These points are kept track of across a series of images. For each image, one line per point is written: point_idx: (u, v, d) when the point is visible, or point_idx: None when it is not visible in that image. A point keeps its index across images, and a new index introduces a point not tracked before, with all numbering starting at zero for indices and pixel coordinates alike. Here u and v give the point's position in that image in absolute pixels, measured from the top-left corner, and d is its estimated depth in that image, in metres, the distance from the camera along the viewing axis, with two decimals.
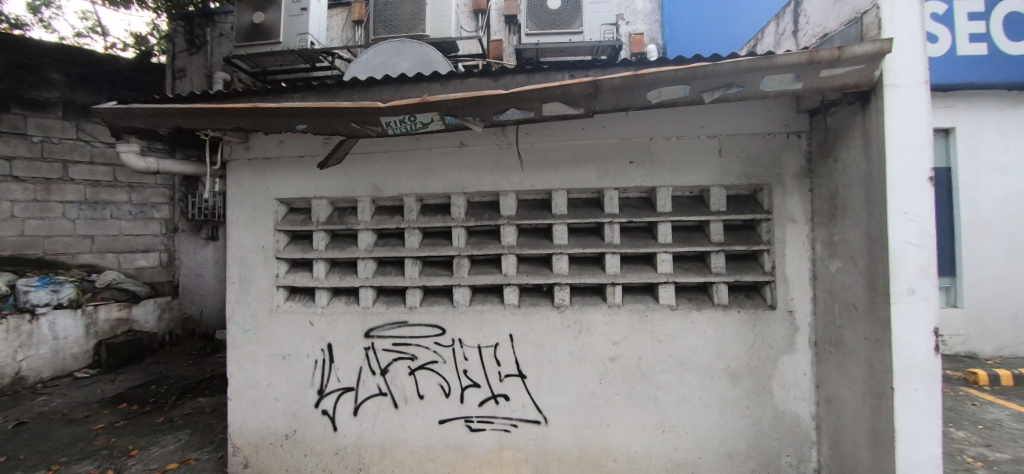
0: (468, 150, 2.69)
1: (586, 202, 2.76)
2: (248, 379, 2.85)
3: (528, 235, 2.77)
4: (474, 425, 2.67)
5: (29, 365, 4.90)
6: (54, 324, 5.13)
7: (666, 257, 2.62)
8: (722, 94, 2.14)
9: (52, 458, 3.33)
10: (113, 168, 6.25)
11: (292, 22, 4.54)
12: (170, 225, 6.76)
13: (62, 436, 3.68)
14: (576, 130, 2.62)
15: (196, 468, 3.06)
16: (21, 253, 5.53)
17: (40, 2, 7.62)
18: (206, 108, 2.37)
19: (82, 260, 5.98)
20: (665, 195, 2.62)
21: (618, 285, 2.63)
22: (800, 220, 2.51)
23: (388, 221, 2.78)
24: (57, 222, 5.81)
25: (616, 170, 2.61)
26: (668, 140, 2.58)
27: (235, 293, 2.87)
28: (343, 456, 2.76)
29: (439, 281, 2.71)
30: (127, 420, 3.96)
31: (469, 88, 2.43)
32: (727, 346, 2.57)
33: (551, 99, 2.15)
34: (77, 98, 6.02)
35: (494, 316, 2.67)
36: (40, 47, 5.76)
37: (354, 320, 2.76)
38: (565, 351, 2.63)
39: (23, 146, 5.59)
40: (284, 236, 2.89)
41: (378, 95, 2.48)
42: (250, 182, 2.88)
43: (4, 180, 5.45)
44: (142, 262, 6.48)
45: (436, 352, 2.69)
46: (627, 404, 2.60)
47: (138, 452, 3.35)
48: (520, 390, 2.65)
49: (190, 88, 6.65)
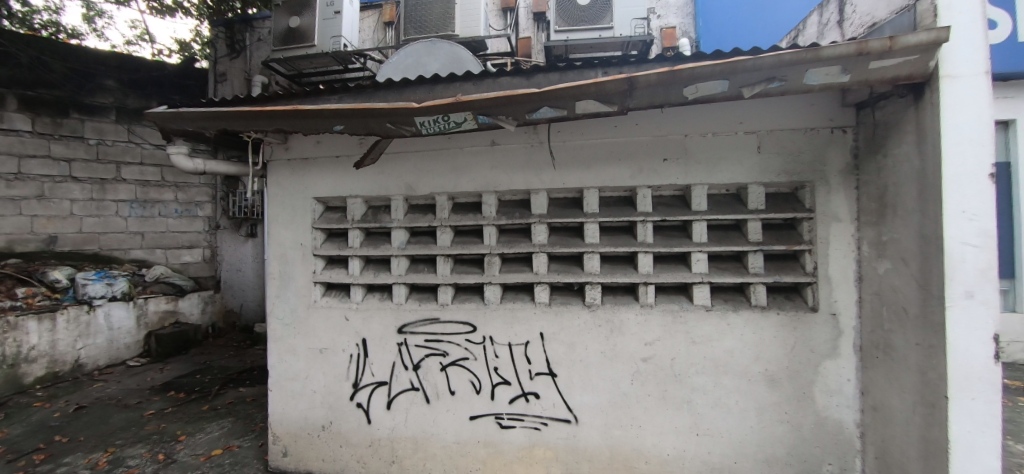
0: (500, 149, 2.70)
1: (618, 200, 2.72)
2: (288, 371, 2.96)
3: (559, 233, 2.76)
4: (505, 423, 2.69)
5: (87, 353, 5.24)
6: (109, 315, 5.44)
7: (700, 256, 2.56)
8: (762, 89, 2.07)
9: (110, 440, 3.56)
10: (161, 169, 6.60)
11: (326, 25, 4.65)
12: (213, 222, 7.08)
13: (118, 420, 3.92)
14: (608, 127, 2.59)
15: (239, 456, 3.21)
16: (80, 248, 5.92)
17: (94, 13, 8.13)
18: (250, 111, 2.47)
19: (134, 255, 6.35)
20: (701, 193, 2.55)
21: (651, 285, 2.59)
22: (845, 219, 2.39)
23: (421, 220, 2.82)
24: (111, 219, 6.18)
25: (650, 168, 2.57)
26: (703, 136, 2.51)
27: (275, 289, 2.98)
28: (376, 449, 2.83)
29: (470, 279, 2.74)
30: (175, 407, 4.19)
31: (501, 87, 2.44)
32: (765, 348, 2.49)
33: (585, 96, 2.13)
34: (128, 102, 6.39)
35: (525, 314, 2.67)
36: (95, 55, 6.13)
37: (388, 316, 2.82)
38: (597, 351, 2.61)
39: (81, 149, 5.97)
40: (321, 233, 2.97)
41: (412, 96, 2.52)
42: (289, 182, 2.98)
43: (65, 181, 5.84)
44: (187, 258, 6.82)
45: (467, 349, 2.72)
46: (660, 406, 2.56)
47: (186, 438, 3.53)
48: (551, 389, 2.65)
49: (230, 91, 6.92)
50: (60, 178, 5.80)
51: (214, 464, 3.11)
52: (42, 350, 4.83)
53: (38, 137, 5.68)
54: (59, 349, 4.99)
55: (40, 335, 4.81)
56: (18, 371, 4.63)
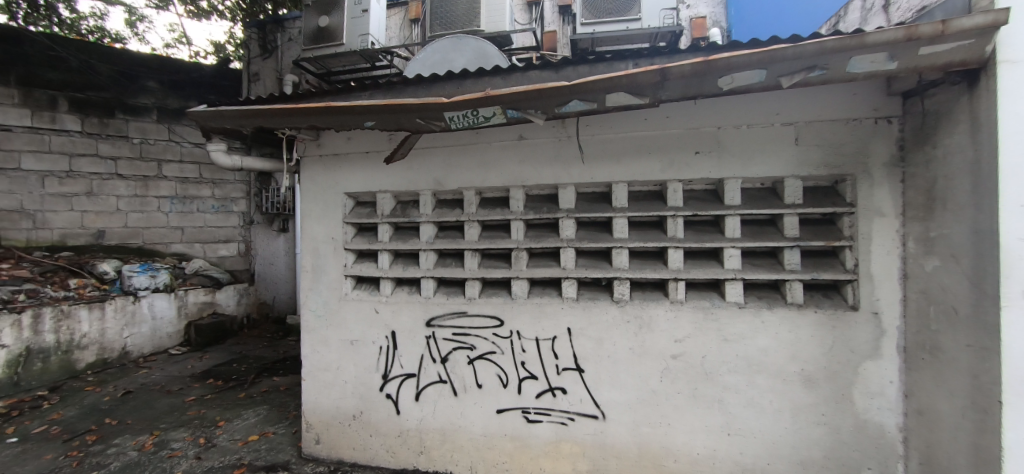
0: (527, 143, 2.69)
1: (648, 194, 2.67)
2: (320, 361, 3.04)
3: (586, 228, 2.73)
4: (532, 417, 2.69)
5: (133, 341, 5.52)
6: (152, 305, 5.71)
7: (733, 252, 2.49)
8: (803, 78, 1.99)
9: (155, 424, 3.76)
10: (199, 166, 6.86)
11: (354, 24, 4.73)
12: (247, 217, 7.31)
13: (162, 405, 4.13)
14: (638, 120, 2.54)
15: (275, 442, 3.33)
16: (125, 242, 6.25)
17: (136, 17, 8.51)
18: (285, 108, 2.54)
19: (174, 249, 6.65)
20: (735, 187, 2.48)
21: (681, 281, 2.54)
22: (890, 214, 2.28)
23: (449, 214, 2.85)
24: (154, 215, 6.48)
25: (681, 161, 2.51)
26: (737, 129, 2.44)
27: (309, 282, 3.07)
28: (405, 439, 2.89)
29: (498, 274, 2.75)
30: (214, 394, 4.37)
31: (530, 81, 2.42)
32: (802, 348, 2.41)
33: (615, 89, 2.10)
34: (169, 103, 6.66)
35: (552, 309, 2.67)
36: (138, 58, 6.42)
37: (416, 310, 2.86)
38: (626, 347, 2.58)
39: (125, 147, 6.28)
40: (352, 228, 3.03)
41: (441, 91, 2.54)
42: (322, 177, 3.05)
43: (111, 178, 6.16)
44: (224, 252, 7.08)
45: (494, 342, 2.74)
46: (690, 404, 2.51)
47: (225, 424, 3.69)
48: (578, 384, 2.63)
49: (263, 90, 7.12)
50: (107, 176, 6.13)
51: (252, 449, 3.24)
52: (93, 338, 5.12)
53: (87, 137, 6.01)
54: (108, 337, 5.27)
55: (90, 323, 5.09)
56: (71, 357, 4.92)
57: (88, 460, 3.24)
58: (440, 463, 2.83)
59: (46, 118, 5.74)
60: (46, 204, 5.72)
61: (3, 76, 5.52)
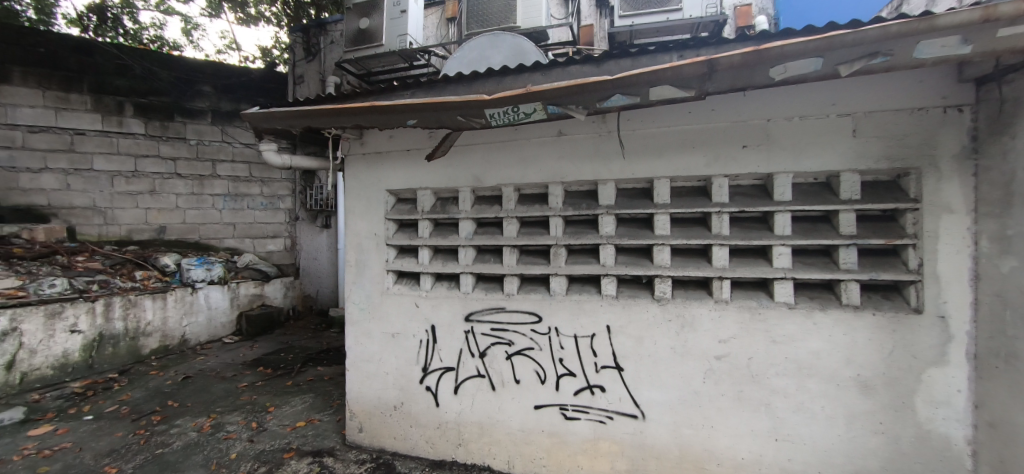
0: (567, 139, 2.67)
1: (691, 190, 2.60)
2: (364, 353, 3.15)
3: (626, 225, 2.69)
4: (570, 414, 2.69)
5: (191, 329, 5.90)
6: (208, 296, 6.08)
7: (783, 250, 2.38)
8: (863, 65, 1.88)
9: (212, 407, 4.01)
10: (249, 165, 7.23)
11: (393, 24, 4.85)
12: (293, 214, 7.63)
13: (218, 390, 4.40)
14: (681, 114, 2.47)
15: (320, 428, 3.48)
16: (184, 237, 6.68)
17: (191, 26, 9.04)
18: (331, 109, 2.63)
19: (227, 244, 7.04)
20: (785, 182, 2.37)
21: (726, 280, 2.45)
22: (960, 211, 2.11)
23: (488, 211, 2.87)
24: (208, 212, 6.89)
25: (727, 156, 2.43)
26: (789, 121, 2.32)
27: (352, 276, 3.18)
28: (444, 431, 2.95)
29: (536, 270, 2.75)
30: (264, 381, 4.61)
31: (570, 76, 2.42)
32: (858, 352, 2.28)
33: (660, 82, 2.05)
34: (222, 105, 7.04)
35: (592, 307, 2.65)
36: (194, 65, 6.83)
37: (456, 304, 2.91)
38: (667, 346, 2.52)
39: (183, 148, 6.70)
40: (393, 224, 3.12)
41: (481, 88, 2.56)
42: (365, 174, 3.15)
43: (171, 178, 6.60)
44: (271, 247, 7.44)
45: (532, 339, 2.74)
46: (735, 407, 2.43)
47: (275, 410, 3.88)
48: (617, 382, 2.60)
49: (307, 92, 7.49)
50: (168, 175, 6.58)
51: (299, 434, 3.39)
52: (156, 325, 5.49)
53: (150, 139, 6.46)
54: (170, 326, 5.65)
55: (154, 312, 5.46)
56: (137, 343, 5.31)
57: (154, 438, 3.49)
58: (477, 456, 2.88)
59: (114, 122, 6.23)
60: (115, 202, 6.21)
61: (78, 84, 6.02)
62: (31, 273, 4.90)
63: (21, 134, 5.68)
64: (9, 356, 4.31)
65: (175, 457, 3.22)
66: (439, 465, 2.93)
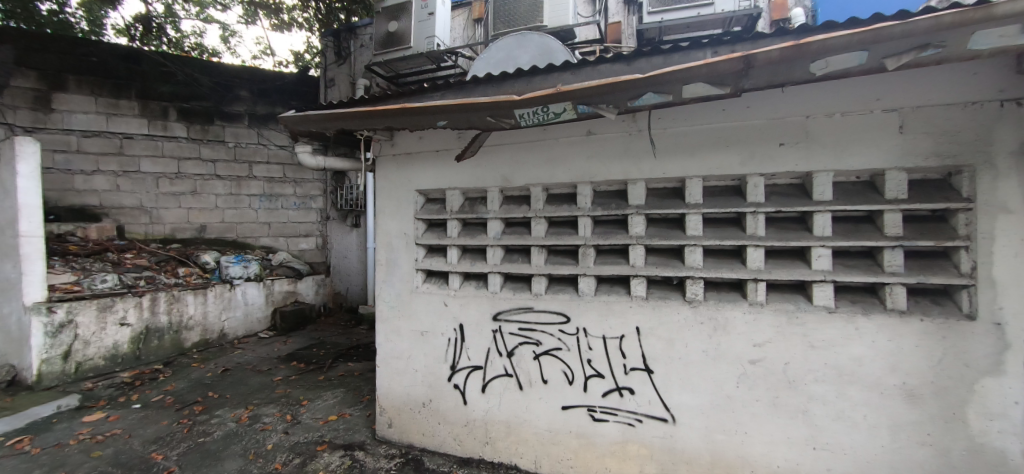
0: (596, 138, 2.65)
1: (724, 189, 2.54)
2: (393, 350, 3.21)
3: (656, 225, 2.65)
4: (598, 415, 2.67)
5: (229, 324, 6.16)
6: (245, 292, 6.33)
7: (823, 252, 2.29)
8: (912, 58, 1.79)
9: (249, 399, 4.17)
10: (283, 167, 7.49)
11: (421, 27, 4.92)
12: (324, 213, 7.85)
13: (254, 383, 4.58)
14: (714, 111, 2.42)
15: (351, 423, 3.57)
16: (223, 236, 6.98)
17: (229, 34, 9.44)
18: (364, 111, 2.69)
19: (262, 242, 7.31)
20: (825, 181, 2.28)
21: (761, 282, 2.38)
22: (1019, 211, 1.98)
23: (516, 211, 2.88)
24: (245, 211, 7.17)
25: (762, 154, 2.35)
26: (829, 117, 2.23)
27: (383, 275, 3.25)
28: (471, 429, 2.98)
29: (565, 271, 2.74)
30: (298, 375, 4.76)
31: (600, 75, 2.40)
32: (904, 359, 2.17)
33: (694, 79, 2.00)
34: (257, 109, 7.32)
35: (621, 308, 2.62)
36: (232, 70, 7.14)
37: (484, 304, 2.93)
38: (699, 349, 2.47)
39: (222, 150, 7.00)
40: (422, 224, 3.17)
41: (511, 89, 2.57)
42: (395, 175, 3.21)
43: (210, 179, 6.91)
44: (304, 245, 7.68)
45: (560, 339, 2.74)
46: (770, 413, 2.36)
47: (308, 403, 4.01)
48: (646, 385, 2.57)
49: (338, 95, 7.63)
50: (208, 177, 6.89)
51: (332, 428, 3.49)
52: (197, 320, 5.75)
53: (191, 142, 6.77)
54: (210, 320, 5.91)
55: (196, 307, 5.73)
56: (180, 336, 5.57)
57: (196, 428, 3.67)
58: (504, 455, 2.89)
59: (159, 126, 6.57)
60: (160, 202, 6.54)
61: (126, 91, 6.37)
62: (85, 269, 5.21)
63: (76, 138, 6.05)
64: (66, 347, 4.53)
65: (215, 446, 3.36)
66: (466, 463, 2.96)
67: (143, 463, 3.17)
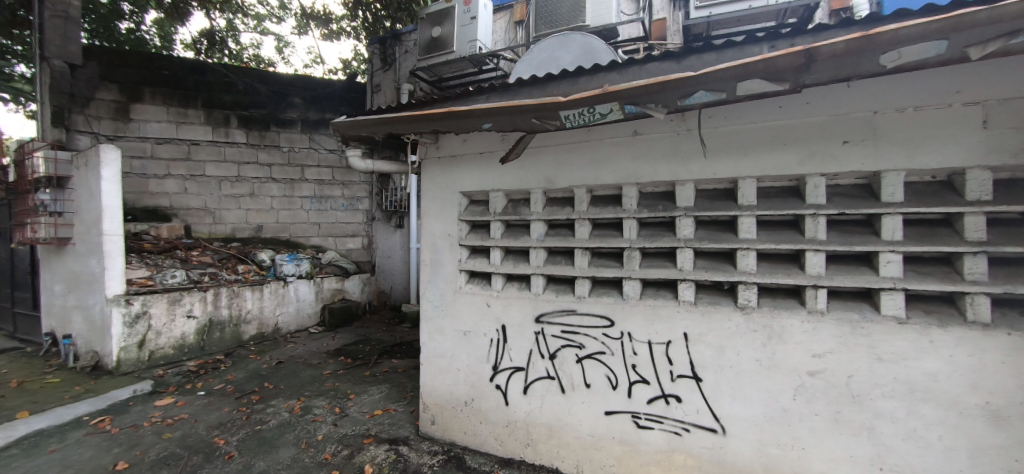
0: (642, 139, 2.59)
1: (781, 191, 2.41)
2: (437, 349, 3.28)
3: (706, 227, 2.56)
4: (643, 422, 2.61)
5: (283, 319, 6.51)
6: (297, 289, 6.68)
7: (892, 257, 2.12)
8: (999, 46, 1.63)
9: (302, 391, 4.39)
10: (332, 170, 7.84)
11: (464, 31, 5.02)
12: (370, 214, 8.14)
13: (306, 375, 4.82)
14: (770, 109, 2.30)
15: (396, 418, 3.68)
16: (277, 235, 7.39)
17: (283, 44, 10.02)
18: (411, 115, 2.77)
19: (313, 242, 7.69)
20: (895, 181, 2.11)
21: (822, 289, 2.24)
22: None
23: (559, 213, 2.87)
24: (298, 212, 7.57)
25: (823, 153, 2.22)
26: (900, 112, 2.07)
27: (427, 275, 3.33)
28: (513, 429, 2.99)
29: (609, 273, 2.70)
30: (345, 370, 4.97)
31: (648, 73, 2.35)
32: (988, 376, 1.97)
33: (749, 76, 1.92)
34: (309, 115, 7.72)
35: (667, 312, 2.55)
36: (286, 79, 7.58)
37: (527, 305, 2.94)
38: (752, 358, 2.36)
39: (277, 155, 7.42)
40: (466, 225, 3.21)
41: (556, 90, 2.57)
42: (440, 177, 3.29)
43: (266, 181, 7.34)
44: (351, 245, 8.00)
45: (604, 343, 2.70)
46: (831, 429, 2.22)
47: (355, 397, 4.17)
48: (694, 393, 2.48)
49: (383, 100, 7.89)
50: (264, 180, 7.33)
51: (377, 422, 3.62)
52: (255, 314, 6.12)
53: (250, 147, 7.23)
54: (266, 314, 6.27)
55: (253, 302, 6.09)
56: (240, 329, 5.94)
57: (254, 416, 3.90)
58: (546, 458, 2.89)
59: (222, 133, 7.06)
60: (223, 204, 7.02)
61: (193, 101, 6.90)
62: (157, 265, 5.67)
63: (151, 145, 6.62)
64: (141, 336, 4.94)
65: (271, 434, 3.56)
66: (508, 463, 2.98)
67: (207, 446, 3.41)
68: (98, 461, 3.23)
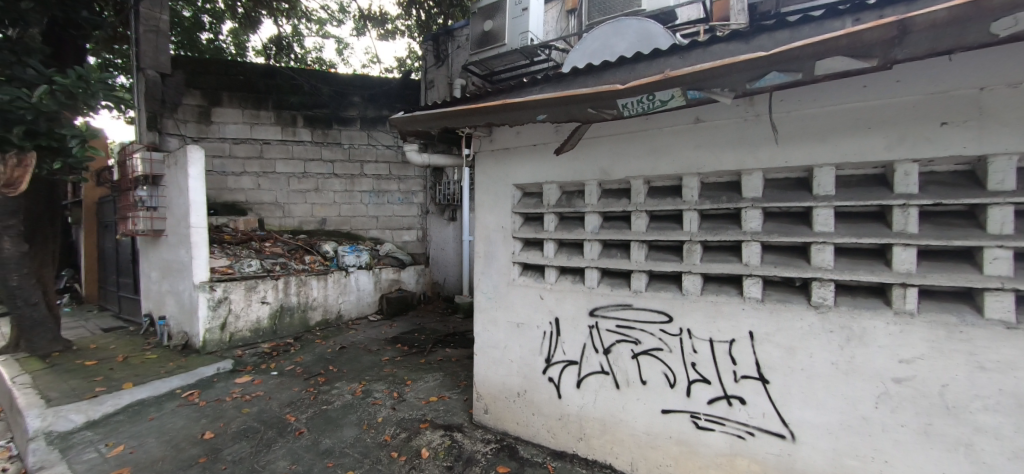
0: (705, 126, 2.46)
1: (864, 179, 2.19)
2: (490, 339, 3.34)
3: (775, 219, 2.39)
4: (702, 423, 2.50)
5: (345, 306, 6.90)
6: (358, 279, 7.06)
7: (999, 254, 1.86)
8: None
9: (363, 375, 4.65)
10: (389, 165, 8.15)
11: (515, 23, 5.01)
12: (424, 207, 8.39)
13: (366, 361, 5.09)
14: (852, 89, 2.09)
15: (450, 405, 3.80)
16: (339, 228, 7.83)
17: (342, 46, 10.55)
18: (465, 109, 2.80)
19: (372, 234, 8.07)
20: (1006, 166, 1.84)
21: (911, 288, 2.02)
22: None
23: (615, 205, 2.81)
24: (358, 206, 7.96)
25: (915, 137, 1.98)
26: (1014, 88, 1.79)
27: (481, 266, 3.38)
28: (566, 423, 2.99)
29: (667, 267, 2.61)
30: (403, 357, 5.19)
31: (713, 56, 2.22)
32: None
33: (830, 54, 1.74)
34: (367, 113, 8.07)
35: (731, 309, 2.42)
36: (347, 80, 8.01)
37: (580, 298, 2.91)
38: (827, 361, 2.19)
39: (338, 151, 7.83)
40: (519, 217, 3.22)
41: (612, 78, 2.50)
42: (494, 170, 3.32)
43: (329, 177, 7.78)
44: (407, 237, 8.31)
45: (661, 339, 2.61)
46: (919, 442, 2.01)
47: (412, 383, 4.35)
48: (760, 395, 2.35)
49: (436, 96, 8.10)
50: (328, 175, 7.77)
51: (432, 408, 3.75)
52: (320, 301, 6.53)
53: (314, 145, 7.70)
54: (330, 302, 6.68)
55: (319, 290, 6.50)
56: (307, 315, 6.37)
57: (320, 396, 4.19)
58: (599, 453, 2.86)
59: (290, 132, 7.57)
60: (291, 198, 7.54)
61: (265, 103, 7.45)
62: (236, 255, 6.22)
63: (228, 145, 7.24)
64: (222, 319, 5.44)
65: (336, 414, 3.81)
66: (560, 456, 2.98)
67: (280, 422, 3.71)
68: (188, 430, 3.61)
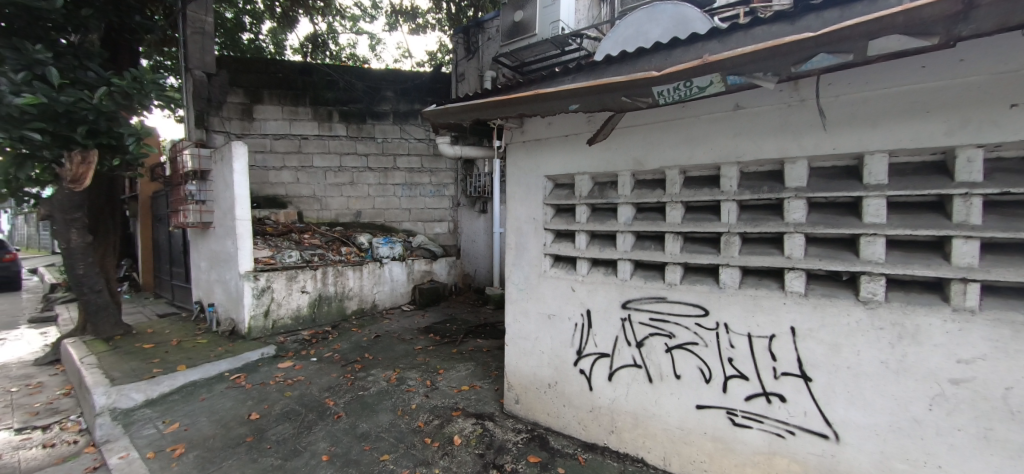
0: (745, 113, 2.37)
1: (923, 166, 2.04)
2: (521, 330, 3.36)
3: (821, 211, 2.28)
4: (739, 420, 2.44)
5: (380, 296, 7.11)
6: (392, 270, 7.25)
7: None
8: None
9: (397, 363, 4.80)
10: (421, 158, 8.28)
11: (545, 12, 4.96)
12: (455, 200, 8.48)
13: (400, 349, 5.24)
14: (909, 70, 1.95)
15: (481, 394, 3.87)
16: (373, 220, 8.05)
17: (375, 41, 10.75)
18: (497, 100, 2.81)
19: (404, 226, 8.25)
20: None
21: (972, 284, 1.88)
22: None
23: (649, 195, 2.75)
24: (391, 198, 8.15)
25: (981, 120, 1.83)
26: None
27: (512, 258, 3.40)
28: (597, 415, 2.99)
29: (703, 259, 2.54)
30: (435, 346, 5.31)
31: (755, 39, 2.13)
32: None
33: (884, 32, 1.63)
34: (400, 107, 8.20)
35: (771, 303, 2.34)
36: (380, 75, 8.19)
37: (612, 290, 2.88)
38: (875, 359, 2.08)
39: (372, 145, 8.02)
40: (551, 209, 3.21)
41: (647, 65, 2.44)
42: (525, 161, 3.31)
43: (363, 170, 7.98)
44: (439, 229, 8.44)
45: (697, 333, 2.56)
46: (978, 447, 1.88)
47: (444, 372, 4.45)
48: (801, 393, 2.26)
49: (468, 88, 8.15)
50: (362, 169, 7.98)
51: (464, 397, 3.83)
52: (356, 291, 6.75)
53: (349, 139, 7.92)
54: (365, 292, 6.89)
55: (355, 280, 6.72)
56: (343, 304, 6.61)
57: (357, 382, 4.35)
58: (631, 446, 2.84)
59: (326, 127, 7.80)
60: (328, 192, 7.81)
61: (303, 100, 7.72)
62: (278, 246, 6.52)
63: (269, 141, 7.56)
64: (265, 307, 5.71)
65: (372, 399, 3.95)
66: (591, 448, 2.99)
67: (320, 406, 3.88)
68: (236, 411, 3.84)
